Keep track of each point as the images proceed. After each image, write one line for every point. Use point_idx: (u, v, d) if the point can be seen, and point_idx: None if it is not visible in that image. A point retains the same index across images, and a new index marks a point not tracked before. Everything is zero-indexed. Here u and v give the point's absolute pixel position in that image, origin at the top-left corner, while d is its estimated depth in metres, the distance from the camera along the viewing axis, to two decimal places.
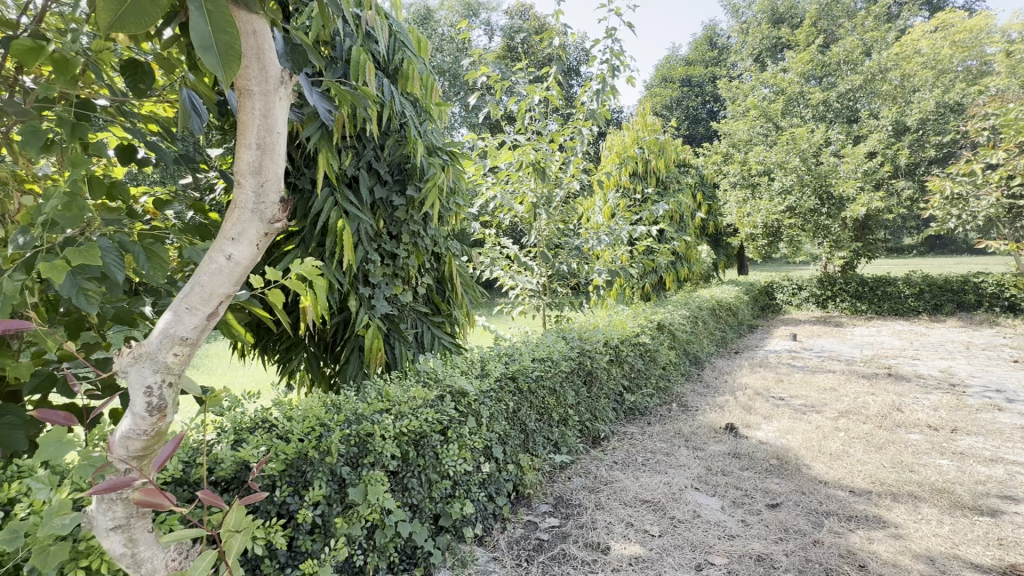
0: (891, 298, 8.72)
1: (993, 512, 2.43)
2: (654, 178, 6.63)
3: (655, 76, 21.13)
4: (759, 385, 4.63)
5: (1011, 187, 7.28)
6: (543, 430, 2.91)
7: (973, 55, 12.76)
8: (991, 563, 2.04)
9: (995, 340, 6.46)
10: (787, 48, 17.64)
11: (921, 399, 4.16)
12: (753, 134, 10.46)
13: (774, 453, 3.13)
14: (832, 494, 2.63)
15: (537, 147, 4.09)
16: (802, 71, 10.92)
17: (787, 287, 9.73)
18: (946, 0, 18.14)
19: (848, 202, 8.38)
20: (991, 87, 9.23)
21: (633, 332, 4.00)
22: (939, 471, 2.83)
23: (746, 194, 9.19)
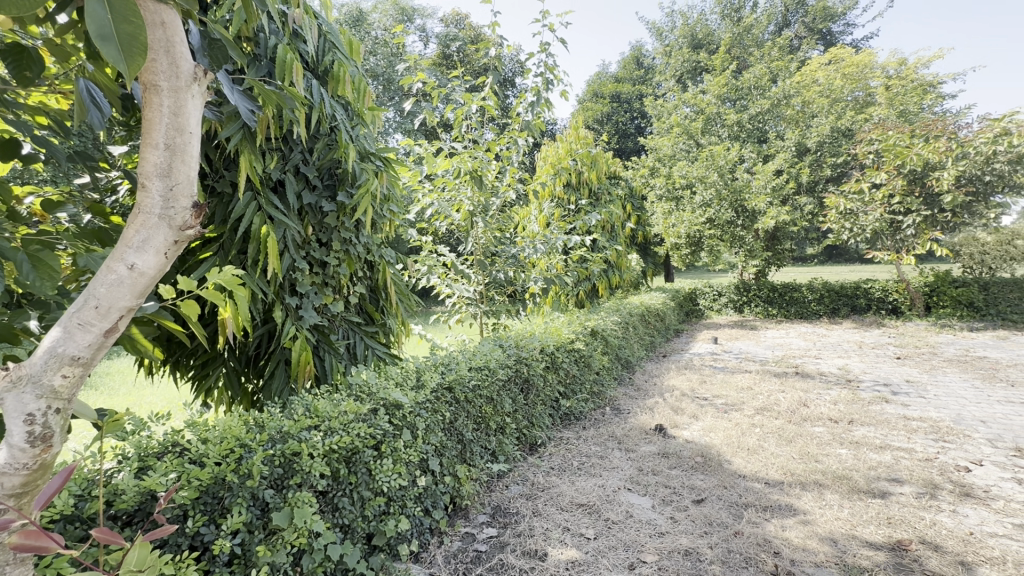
0: (797, 303, 9.58)
1: (883, 494, 2.71)
2: (587, 189, 6.88)
3: (586, 91, 21.99)
4: (685, 387, 4.89)
5: (892, 204, 8.28)
6: (481, 439, 2.89)
7: (860, 87, 14.43)
8: (882, 540, 2.27)
9: (882, 340, 7.29)
10: (705, 71, 19.01)
11: (824, 394, 4.59)
12: (676, 149, 11.13)
13: (699, 451, 3.32)
14: (750, 486, 2.83)
15: (474, 156, 4.10)
16: (719, 93, 11.81)
17: (708, 294, 10.39)
18: (837, 37, 20.38)
19: (759, 215, 9.16)
20: (875, 116, 10.48)
21: (567, 339, 4.09)
22: (839, 460, 3.13)
23: (670, 206, 9.76)
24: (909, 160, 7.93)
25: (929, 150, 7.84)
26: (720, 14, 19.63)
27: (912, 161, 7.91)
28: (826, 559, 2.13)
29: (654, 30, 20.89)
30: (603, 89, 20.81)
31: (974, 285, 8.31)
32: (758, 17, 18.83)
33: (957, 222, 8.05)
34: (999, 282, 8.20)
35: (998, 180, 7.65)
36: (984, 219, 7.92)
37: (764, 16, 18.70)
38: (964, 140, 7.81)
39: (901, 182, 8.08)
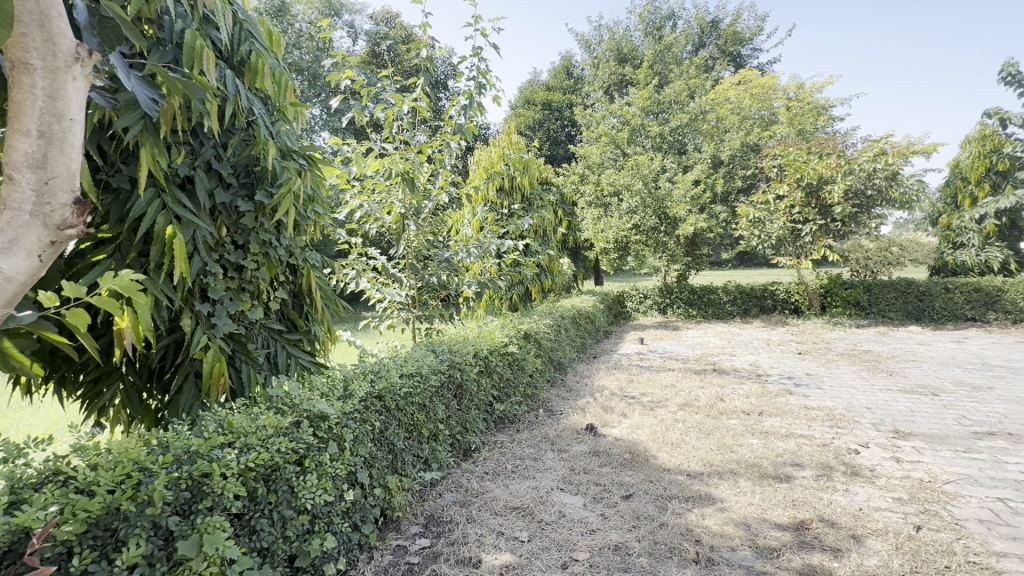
0: (714, 304, 10.29)
1: (789, 478, 2.97)
2: (519, 195, 6.98)
3: (518, 98, 22.32)
4: (614, 386, 5.08)
5: (793, 214, 9.13)
6: (413, 447, 2.81)
7: (766, 107, 15.82)
8: (789, 521, 2.48)
9: (786, 337, 8.00)
10: (630, 84, 19.96)
11: (737, 388, 4.95)
12: (604, 158, 11.59)
13: (627, 447, 3.45)
14: (674, 479, 2.98)
15: (406, 158, 4.01)
16: (643, 106, 12.44)
17: (634, 296, 10.88)
18: (746, 60, 22.24)
19: (680, 222, 9.75)
20: (778, 134, 11.54)
21: (501, 342, 4.09)
22: (751, 449, 3.39)
23: (599, 212, 10.13)
24: (807, 174, 8.79)
25: (823, 166, 8.74)
26: (644, 31, 20.72)
27: (810, 175, 8.77)
28: (741, 544, 2.28)
29: (583, 42, 21.62)
30: (535, 96, 21.21)
31: (860, 287, 9.35)
32: (676, 36, 20.09)
33: (846, 231, 9.03)
34: (880, 284, 9.28)
35: (878, 193, 8.67)
36: (867, 228, 8.95)
37: (682, 36, 20.00)
38: (851, 158, 8.78)
39: (800, 194, 8.94)
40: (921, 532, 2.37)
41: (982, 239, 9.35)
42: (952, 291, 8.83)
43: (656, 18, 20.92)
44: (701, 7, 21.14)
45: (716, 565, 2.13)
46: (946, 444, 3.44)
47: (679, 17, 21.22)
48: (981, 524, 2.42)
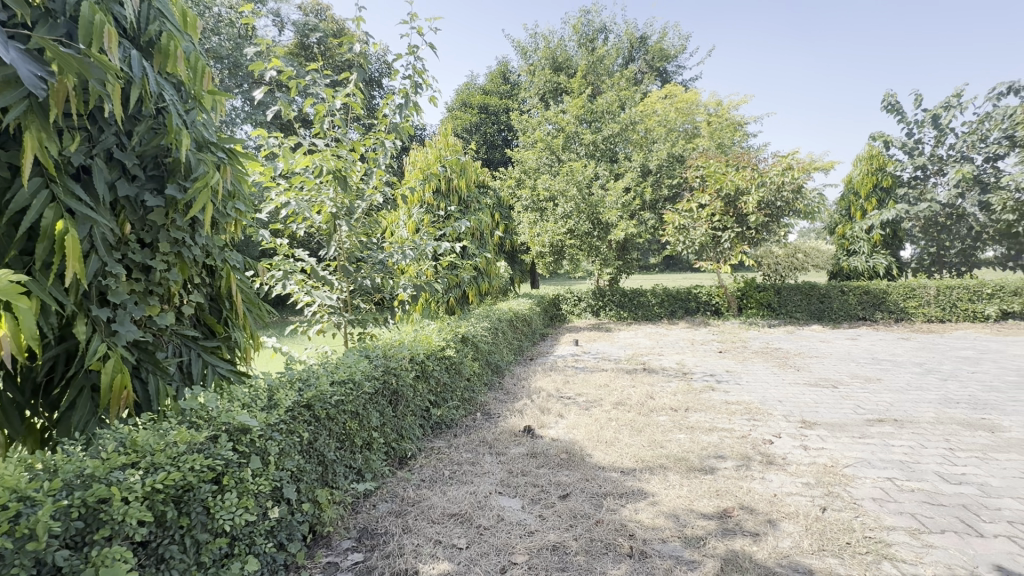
0: (643, 306, 10.76)
1: (712, 470, 3.15)
2: (456, 197, 6.93)
3: (455, 100, 22.19)
4: (551, 387, 5.16)
5: (713, 221, 9.78)
6: (345, 458, 2.67)
7: (689, 121, 16.85)
8: (713, 511, 2.62)
9: (708, 337, 8.53)
10: (565, 93, 20.48)
11: (666, 386, 5.20)
12: (540, 163, 11.78)
13: (564, 447, 3.51)
14: (608, 476, 3.06)
15: (338, 155, 3.83)
16: (577, 115, 12.78)
17: (569, 299, 11.13)
18: (672, 76, 23.59)
19: (612, 227, 10.13)
20: (700, 146, 12.32)
21: (438, 346, 4.02)
22: (679, 444, 3.56)
23: (536, 216, 10.27)
24: (726, 185, 9.46)
25: (739, 178, 9.43)
26: (578, 42, 21.37)
27: (728, 186, 9.45)
28: (671, 535, 2.38)
29: (519, 49, 21.90)
30: (472, 100, 21.19)
31: (771, 290, 10.17)
32: (608, 49, 20.91)
33: (760, 238, 9.79)
34: (788, 287, 10.14)
35: (787, 204, 9.49)
36: (777, 236, 9.76)
37: (614, 50, 20.83)
38: (763, 171, 9.54)
39: (720, 203, 9.60)
40: (827, 513, 2.59)
41: (871, 247, 10.51)
42: (847, 293, 9.83)
43: (589, 30, 21.64)
44: (631, 23, 22.17)
45: (648, 557, 2.21)
46: (845, 431, 3.81)
47: (610, 30, 22.09)
48: (875, 503, 2.69)
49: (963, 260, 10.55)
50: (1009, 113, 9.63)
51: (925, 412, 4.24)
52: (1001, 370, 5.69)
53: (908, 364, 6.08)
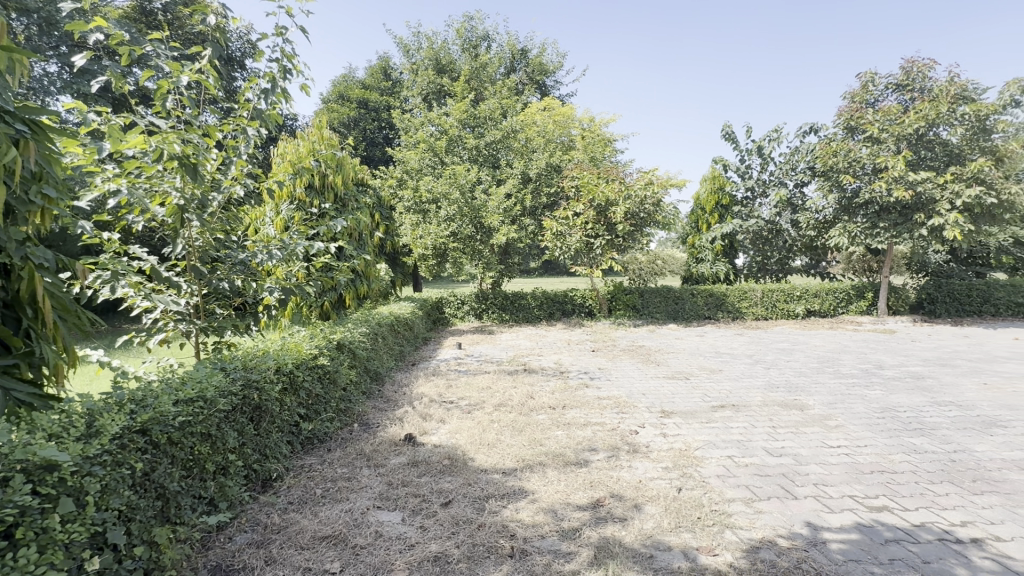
0: (524, 309, 11.12)
1: (586, 463, 3.34)
2: (332, 194, 6.52)
3: (331, 91, 20.94)
4: (433, 392, 5.06)
5: (587, 229, 10.49)
6: (193, 488, 2.32)
7: (566, 133, 17.86)
8: (587, 502, 2.78)
9: (583, 337, 9.11)
10: (448, 96, 20.39)
11: (545, 385, 5.42)
12: (423, 164, 11.61)
13: (447, 453, 3.46)
14: (490, 479, 3.08)
15: (187, 140, 3.32)
16: (460, 118, 12.80)
17: (452, 302, 11.09)
18: (551, 90, 24.82)
19: (494, 231, 10.30)
20: (575, 158, 13.13)
21: (310, 355, 3.69)
22: (556, 440, 3.72)
23: (418, 218, 10.09)
24: (598, 196, 10.27)
25: (609, 190, 10.29)
26: (461, 47, 21.57)
27: (599, 197, 10.27)
28: (550, 530, 2.47)
29: (401, 46, 21.39)
30: (350, 93, 20.16)
31: (636, 293, 11.21)
32: (491, 57, 21.38)
33: (626, 246, 10.71)
34: (650, 290, 11.27)
35: (648, 216, 10.53)
36: (641, 244, 10.78)
37: (496, 59, 21.32)
38: (629, 185, 10.46)
39: (593, 212, 10.36)
40: (682, 492, 2.90)
41: (714, 255, 12.17)
42: (696, 295, 11.23)
43: (472, 36, 21.95)
44: (512, 35, 22.98)
45: (529, 555, 2.25)
46: (695, 418, 4.32)
47: (493, 39, 22.61)
48: (718, 479, 3.08)
49: (780, 267, 12.68)
50: (811, 149, 11.72)
51: (755, 396, 4.99)
52: (807, 359, 6.91)
53: (742, 356, 7.11)
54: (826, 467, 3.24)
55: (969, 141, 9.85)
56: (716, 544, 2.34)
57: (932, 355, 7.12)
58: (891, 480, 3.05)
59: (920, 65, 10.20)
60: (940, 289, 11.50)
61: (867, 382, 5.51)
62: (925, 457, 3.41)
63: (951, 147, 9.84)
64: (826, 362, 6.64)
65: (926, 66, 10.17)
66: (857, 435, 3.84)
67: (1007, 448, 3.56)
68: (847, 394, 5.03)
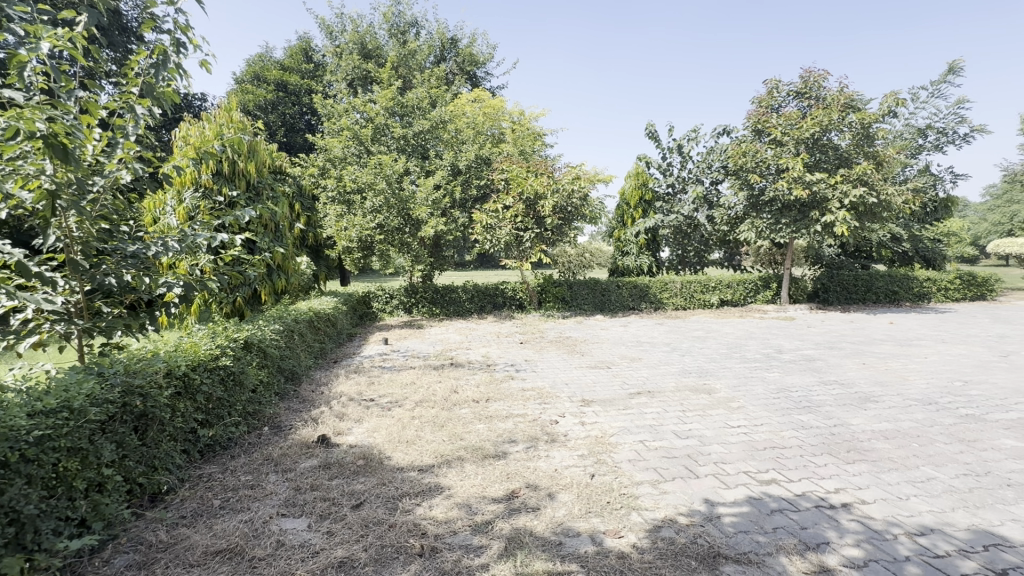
0: (455, 302, 11.01)
1: (505, 455, 3.36)
2: (243, 182, 6.07)
3: (245, 72, 19.51)
4: (353, 391, 4.88)
5: (516, 222, 10.59)
6: (58, 509, 2.06)
7: (497, 126, 17.83)
8: (502, 493, 2.79)
9: (512, 330, 9.17)
10: (374, 82, 19.60)
11: (470, 379, 5.41)
12: (347, 153, 11.10)
13: (362, 453, 3.34)
14: (406, 477, 3.01)
15: (57, 116, 2.86)
16: (387, 106, 12.31)
17: (381, 297, 10.77)
18: (482, 82, 24.65)
19: (422, 224, 10.07)
20: (505, 151, 13.11)
21: (209, 356, 3.40)
22: (477, 434, 3.72)
23: (341, 209, 9.66)
24: (526, 190, 10.38)
25: (538, 184, 10.40)
26: (388, 32, 20.87)
27: (528, 190, 10.38)
28: (462, 525, 2.46)
29: (323, 27, 20.31)
30: (267, 74, 18.90)
31: (565, 285, 11.46)
32: (420, 45, 20.83)
33: (555, 239, 10.90)
34: (578, 283, 11.56)
35: (576, 209, 10.76)
36: (569, 237, 11.01)
37: (425, 47, 20.79)
38: (557, 179, 10.63)
39: (522, 206, 10.45)
40: (595, 478, 3.00)
41: (638, 249, 12.85)
42: (621, 287, 11.68)
43: (400, 22, 21.31)
44: (442, 23, 22.56)
45: (439, 552, 2.23)
46: (613, 405, 4.49)
47: (421, 26, 22.07)
48: (629, 463, 3.22)
49: (698, 260, 13.49)
50: (725, 149, 12.51)
51: (669, 382, 5.28)
52: (718, 345, 7.39)
53: (660, 345, 7.47)
54: (726, 446, 3.48)
55: (856, 146, 10.91)
56: (622, 526, 2.44)
57: (823, 339, 7.87)
58: (781, 455, 3.34)
59: (815, 75, 11.15)
60: (832, 280, 12.57)
61: (767, 365, 6.01)
62: (810, 432, 3.76)
63: (841, 151, 10.92)
64: (734, 348, 7.14)
65: (820, 76, 11.14)
66: (755, 415, 4.17)
67: (877, 421, 4.01)
68: (749, 377, 5.45)
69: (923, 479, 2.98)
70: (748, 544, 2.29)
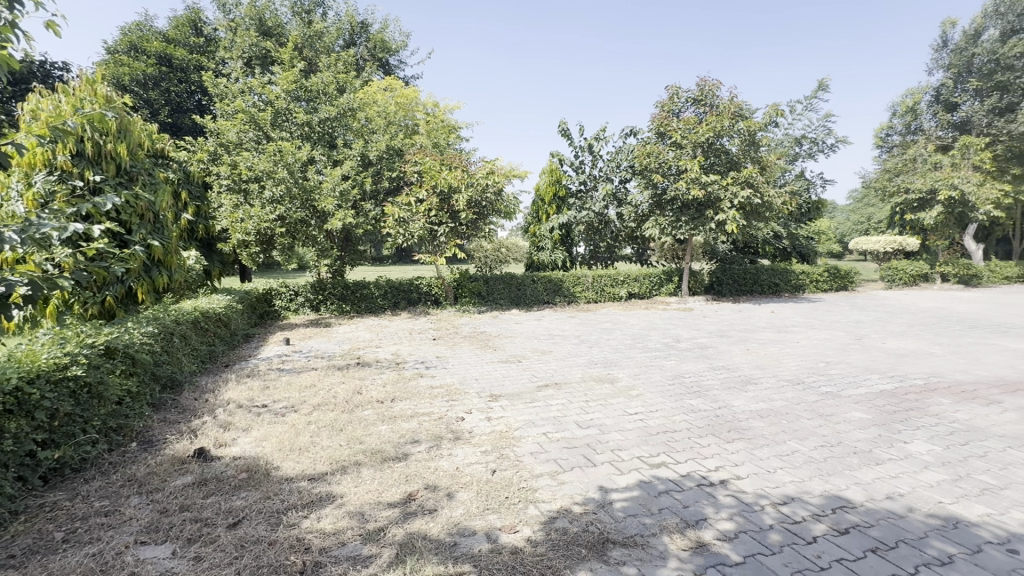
0: (366, 299, 10.56)
1: (405, 456, 3.25)
2: (113, 166, 5.30)
3: (119, 41, 17.28)
4: (243, 397, 4.49)
5: (430, 216, 10.38)
6: None
7: (410, 117, 17.37)
8: (398, 498, 2.68)
9: (426, 326, 8.99)
10: (275, 62, 18.18)
11: (376, 379, 5.18)
12: (243, 137, 10.19)
13: (245, 465, 3.07)
14: (294, 488, 2.80)
15: None
16: (289, 89, 11.47)
17: (284, 294, 10.02)
18: (395, 70, 23.88)
19: (330, 216, 9.47)
20: (419, 143, 12.78)
21: (54, 366, 2.92)
22: (378, 436, 3.57)
23: (237, 198, 8.85)
24: (440, 183, 10.21)
25: (451, 177, 10.26)
26: (291, 10, 19.47)
27: (441, 184, 10.21)
28: (352, 535, 2.33)
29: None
30: (146, 45, 16.87)
31: (481, 280, 11.45)
32: (327, 27, 19.68)
33: (469, 233, 10.84)
34: (494, 277, 11.61)
35: (491, 204, 10.73)
36: (484, 232, 10.97)
37: (333, 29, 19.69)
38: (471, 174, 10.53)
39: (435, 199, 10.27)
40: (495, 474, 2.99)
41: (552, 244, 13.21)
42: (536, 281, 11.88)
43: (304, 1, 20.02)
44: (351, 5, 21.51)
45: (323, 568, 2.08)
46: (520, 399, 4.54)
47: (328, 7, 20.87)
48: (531, 456, 3.25)
49: (609, 254, 14.10)
50: (631, 150, 13.14)
51: (575, 374, 5.43)
52: (623, 336, 7.77)
53: (570, 337, 7.69)
54: (623, 434, 3.64)
55: (744, 151, 11.95)
56: (518, 521, 2.45)
57: (715, 328, 8.57)
58: (671, 438, 3.55)
59: (710, 84, 12.03)
60: (725, 274, 13.93)
61: (665, 354, 6.41)
62: (698, 415, 4.05)
63: (731, 156, 11.90)
64: (638, 339, 7.54)
65: (714, 86, 12.04)
66: (651, 401, 4.42)
67: (755, 401, 4.42)
68: (649, 365, 5.78)
69: (789, 453, 3.32)
70: (635, 527, 2.39)
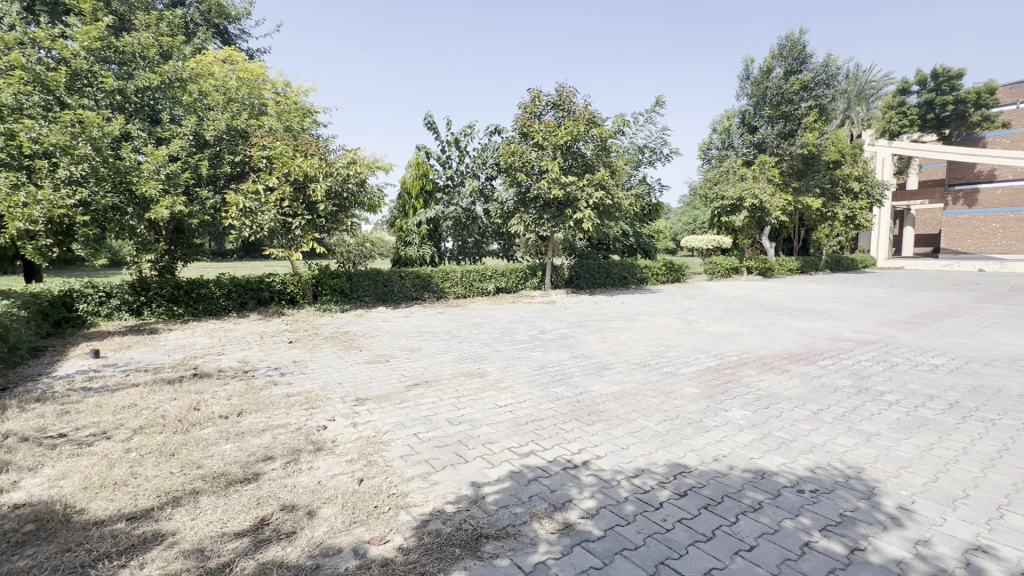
0: (204, 299, 9.19)
1: (256, 477, 2.88)
2: None
3: None
4: (29, 428, 3.57)
5: (283, 207, 9.41)
6: None
7: (255, 95, 15.54)
8: (249, 524, 2.37)
9: (279, 328, 8.14)
10: (70, 12, 14.80)
11: (218, 391, 4.52)
12: (24, 101, 8.10)
13: (32, 514, 2.43)
14: (108, 532, 2.31)
15: None
16: (92, 47, 9.45)
17: (91, 296, 8.23)
18: (235, 40, 21.14)
19: (153, 203, 8.00)
20: (267, 124, 11.48)
21: None
22: (221, 457, 3.12)
23: (16, 176, 7.01)
24: (293, 170, 9.28)
25: (306, 165, 9.39)
26: None
27: (295, 171, 9.28)
28: None
29: None
30: None
31: (344, 277, 10.75)
32: None
33: (328, 226, 10.07)
34: (358, 273, 10.99)
35: (352, 196, 10.07)
36: (346, 225, 10.27)
37: None
38: (329, 162, 9.74)
39: (288, 188, 9.35)
40: (363, 483, 2.82)
41: (419, 239, 13.00)
42: (404, 278, 11.53)
43: None
44: None
45: None
46: (389, 400, 4.35)
47: None
48: (401, 460, 3.13)
49: (477, 250, 14.30)
50: (496, 148, 13.44)
51: (445, 370, 5.39)
52: (491, 330, 7.93)
53: (439, 334, 7.61)
54: (494, 427, 3.70)
55: (597, 156, 12.93)
56: (388, 530, 2.33)
57: (575, 319, 9.21)
58: (538, 427, 3.71)
59: (567, 91, 12.82)
60: (583, 268, 15.06)
61: (532, 345, 6.70)
62: (562, 402, 4.30)
63: (586, 160, 12.85)
64: (505, 332, 7.75)
65: (571, 92, 12.86)
66: (520, 393, 4.57)
67: (610, 385, 4.84)
68: (517, 358, 5.98)
69: (639, 429, 3.69)
70: (507, 518, 2.44)
